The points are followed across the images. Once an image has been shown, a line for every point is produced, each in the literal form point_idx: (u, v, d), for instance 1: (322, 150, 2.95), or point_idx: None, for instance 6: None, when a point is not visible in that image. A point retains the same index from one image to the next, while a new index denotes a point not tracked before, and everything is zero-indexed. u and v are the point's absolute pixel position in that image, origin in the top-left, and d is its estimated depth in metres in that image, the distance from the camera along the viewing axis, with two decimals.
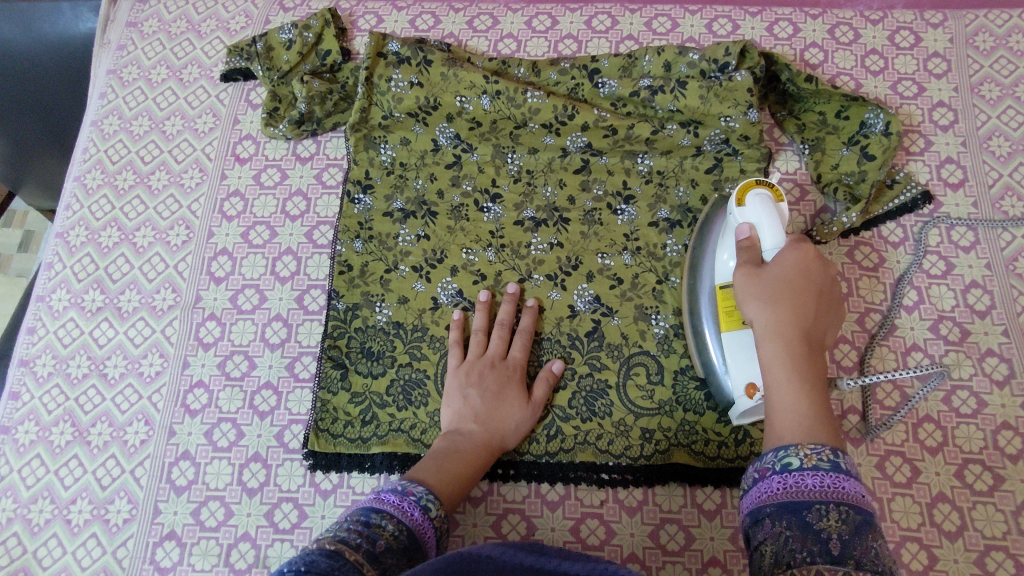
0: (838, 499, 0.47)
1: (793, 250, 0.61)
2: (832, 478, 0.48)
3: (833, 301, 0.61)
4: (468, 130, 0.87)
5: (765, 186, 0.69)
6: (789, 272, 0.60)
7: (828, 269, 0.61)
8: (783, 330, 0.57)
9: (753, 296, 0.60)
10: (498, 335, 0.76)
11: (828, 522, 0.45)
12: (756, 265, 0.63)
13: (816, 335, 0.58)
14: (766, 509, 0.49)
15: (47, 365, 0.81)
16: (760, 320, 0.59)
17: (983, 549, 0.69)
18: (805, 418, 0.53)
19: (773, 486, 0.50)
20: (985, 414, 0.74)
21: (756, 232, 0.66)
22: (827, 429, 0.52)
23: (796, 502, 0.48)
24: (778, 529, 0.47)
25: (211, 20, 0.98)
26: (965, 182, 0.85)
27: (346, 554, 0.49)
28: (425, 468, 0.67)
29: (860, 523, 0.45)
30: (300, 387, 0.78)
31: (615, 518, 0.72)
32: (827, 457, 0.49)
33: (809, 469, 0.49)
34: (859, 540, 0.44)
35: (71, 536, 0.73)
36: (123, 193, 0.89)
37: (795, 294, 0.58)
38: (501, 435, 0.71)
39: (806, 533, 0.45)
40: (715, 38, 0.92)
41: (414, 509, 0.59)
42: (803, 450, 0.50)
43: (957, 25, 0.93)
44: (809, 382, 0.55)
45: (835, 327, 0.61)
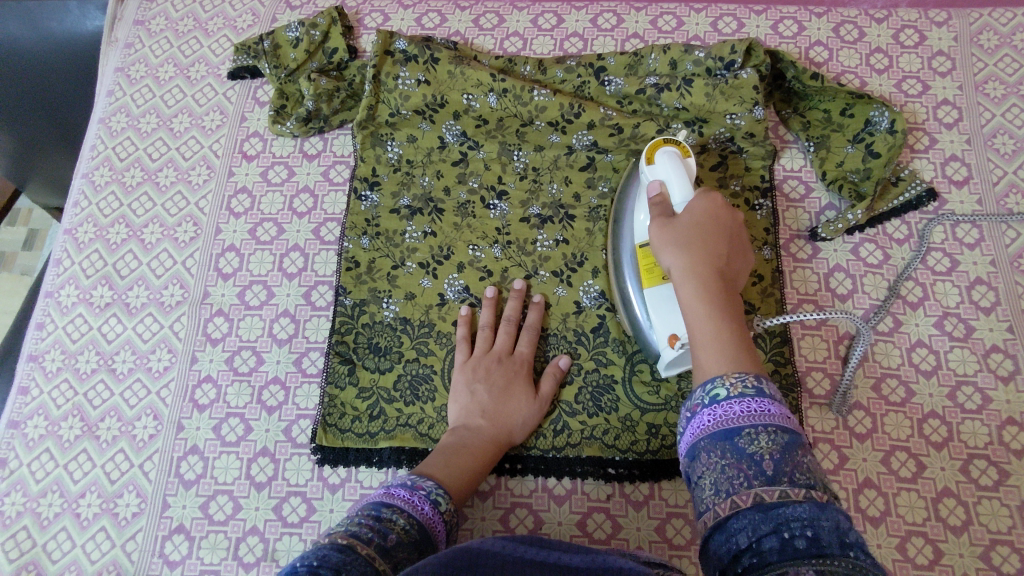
0: (765, 421, 0.46)
1: (702, 199, 0.64)
2: (758, 402, 0.47)
3: (738, 246, 0.62)
4: (475, 128, 0.87)
5: (674, 145, 0.71)
6: (699, 218, 0.62)
7: (734, 213, 0.63)
8: (698, 269, 0.57)
9: (669, 242, 0.61)
10: (505, 331, 0.77)
11: (758, 445, 0.45)
12: (667, 214, 0.64)
13: (727, 271, 0.59)
14: (701, 442, 0.48)
15: (56, 360, 0.81)
16: (677, 262, 0.59)
17: (989, 544, 0.69)
18: (727, 346, 0.52)
19: (704, 422, 0.48)
20: (990, 409, 0.75)
21: (666, 188, 0.68)
22: (751, 356, 0.52)
23: (727, 431, 0.47)
24: (715, 461, 0.46)
25: (218, 18, 0.99)
26: (969, 179, 0.85)
27: (359, 547, 0.49)
28: (432, 463, 0.67)
29: (789, 440, 0.45)
30: (308, 382, 0.79)
31: (621, 512, 0.72)
32: (752, 384, 0.48)
33: (735, 397, 0.48)
34: (791, 457, 0.44)
35: (80, 530, 0.73)
36: (131, 190, 0.90)
37: (705, 235, 0.60)
38: (509, 430, 0.72)
39: (741, 460, 0.45)
40: (720, 36, 0.93)
41: (424, 504, 0.60)
42: (728, 380, 0.49)
43: (962, 24, 0.93)
44: (727, 310, 0.55)
45: (745, 267, 0.62)
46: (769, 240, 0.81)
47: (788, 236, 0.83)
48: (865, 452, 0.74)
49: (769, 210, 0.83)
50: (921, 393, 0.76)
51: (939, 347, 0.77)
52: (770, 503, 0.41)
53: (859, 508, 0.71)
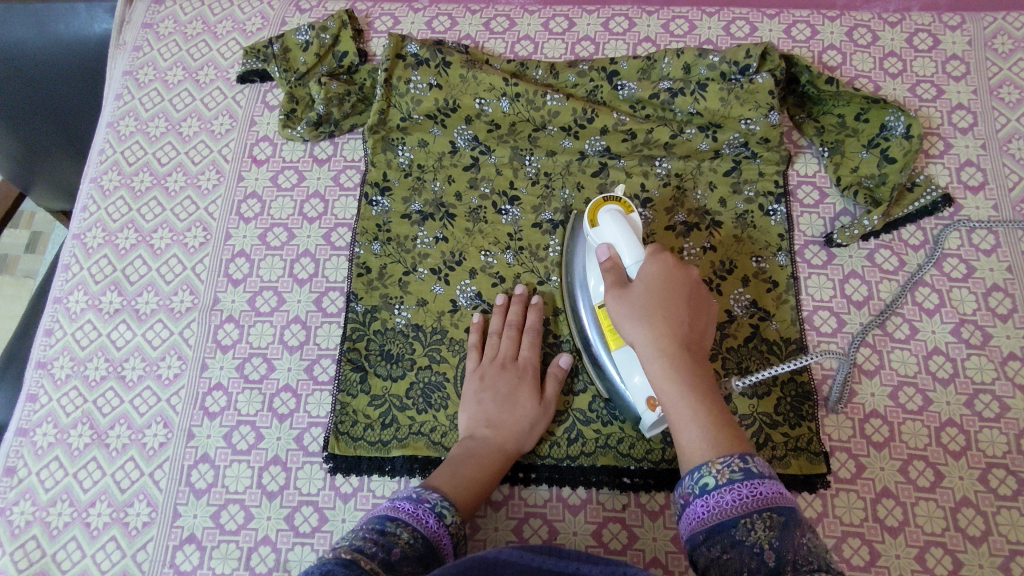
0: (759, 506, 0.47)
1: (652, 262, 0.61)
2: (749, 487, 0.48)
3: (701, 300, 0.61)
4: (486, 133, 0.87)
5: (614, 201, 0.68)
6: (654, 285, 0.59)
7: (688, 269, 0.61)
8: (666, 348, 0.56)
9: (629, 317, 0.58)
10: (508, 336, 0.76)
11: (756, 534, 0.46)
12: (620, 282, 0.61)
13: (694, 339, 0.58)
14: (699, 534, 0.49)
15: (65, 367, 0.81)
16: (642, 341, 0.57)
17: (1008, 554, 0.69)
18: (710, 435, 0.52)
19: (699, 512, 0.50)
20: (1008, 418, 0.74)
21: (615, 252, 0.63)
22: (735, 436, 0.52)
23: (722, 523, 0.48)
24: (716, 554, 0.48)
25: (228, 21, 0.98)
26: (985, 184, 0.84)
27: (362, 562, 0.49)
28: (441, 474, 0.67)
29: (785, 522, 0.46)
30: (320, 389, 0.78)
31: (637, 522, 0.72)
32: (739, 467, 0.49)
33: (725, 485, 0.49)
34: (790, 539, 0.45)
35: (91, 539, 0.73)
36: (140, 194, 0.89)
37: (665, 305, 0.58)
38: (516, 437, 0.71)
39: (742, 551, 0.46)
40: (733, 40, 0.92)
41: (429, 516, 0.59)
42: (715, 466, 0.50)
43: (976, 27, 0.92)
44: (702, 390, 0.54)
45: (709, 321, 0.61)
46: (784, 246, 0.81)
47: (802, 241, 0.83)
48: (882, 461, 0.73)
49: (784, 215, 0.82)
50: (939, 401, 0.75)
51: (955, 354, 0.77)
52: None
53: (877, 518, 0.71)
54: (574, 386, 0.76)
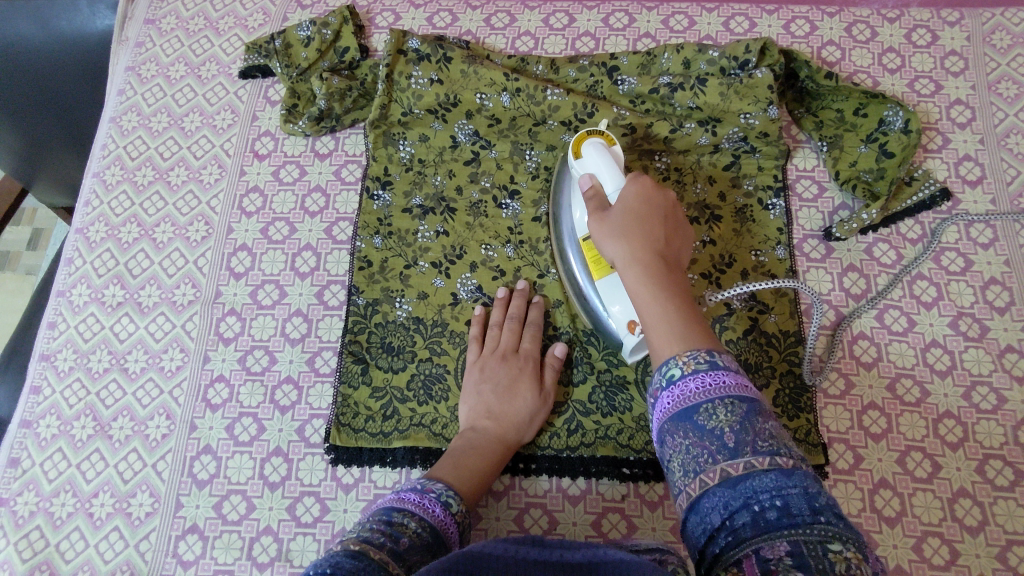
0: (721, 394, 0.46)
1: (631, 183, 0.63)
2: (712, 376, 0.47)
3: (678, 219, 0.62)
4: (487, 127, 0.87)
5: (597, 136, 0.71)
6: (631, 202, 0.61)
7: (666, 192, 0.62)
8: (640, 257, 0.56)
9: (607, 233, 0.60)
10: (510, 328, 0.77)
11: (718, 420, 0.46)
12: (601, 207, 0.64)
13: (669, 252, 0.59)
14: (665, 423, 0.49)
15: (68, 360, 0.81)
16: (618, 254, 0.58)
17: (1005, 544, 0.69)
18: (679, 326, 0.52)
19: (665, 404, 0.49)
20: (1006, 409, 0.74)
21: (597, 181, 0.67)
22: (701, 331, 0.52)
23: (685, 410, 0.47)
24: (680, 441, 0.47)
25: (229, 17, 0.99)
26: (983, 179, 0.85)
27: (371, 552, 0.49)
28: (442, 465, 0.67)
29: (747, 409, 0.46)
30: (321, 381, 0.78)
31: (637, 512, 0.72)
32: (704, 359, 0.48)
33: (690, 375, 0.48)
34: (751, 425, 0.45)
35: (94, 529, 0.73)
36: (142, 189, 0.90)
37: (641, 220, 0.59)
38: (517, 428, 0.71)
39: (704, 437, 0.46)
40: (732, 36, 0.93)
41: (435, 506, 0.60)
42: (682, 359, 0.49)
43: (974, 23, 0.93)
44: (674, 292, 0.54)
45: (688, 243, 0.62)
46: (783, 240, 0.81)
47: (801, 235, 0.83)
48: (880, 453, 0.73)
49: (782, 210, 0.82)
50: (936, 394, 0.75)
51: (953, 347, 0.77)
52: (738, 478, 0.43)
53: (874, 508, 0.71)
54: (574, 377, 0.77)
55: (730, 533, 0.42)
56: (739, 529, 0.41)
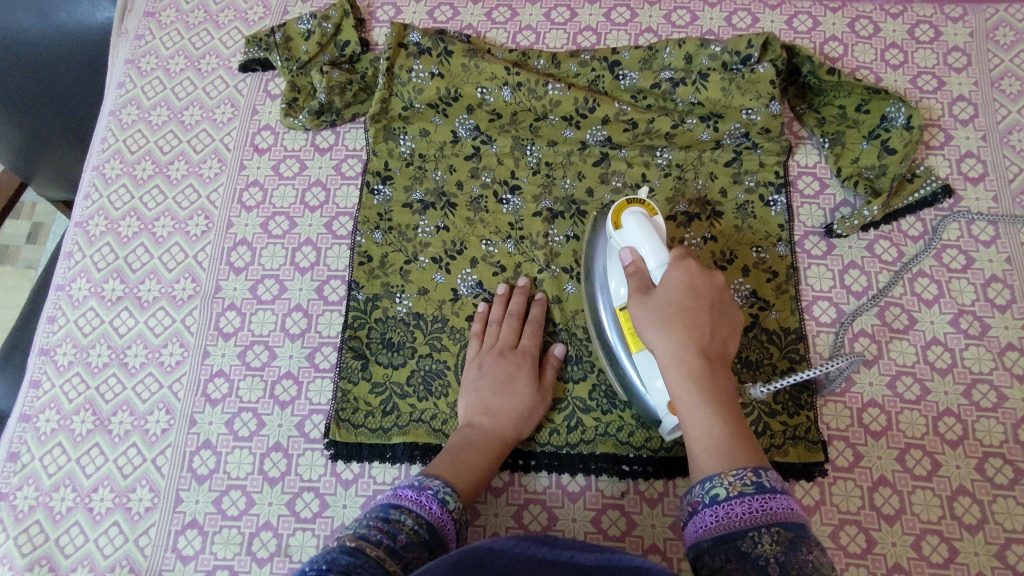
0: (768, 520, 0.49)
1: (676, 266, 0.61)
2: (758, 500, 0.50)
3: (724, 306, 0.61)
4: (488, 122, 0.87)
5: (637, 204, 0.67)
6: (675, 291, 0.60)
7: (712, 276, 0.61)
8: (685, 356, 0.57)
9: (650, 321, 0.60)
10: (508, 325, 0.76)
11: (763, 547, 0.47)
12: (644, 289, 0.62)
13: (715, 349, 0.59)
14: (704, 542, 0.50)
15: (67, 354, 0.81)
16: (663, 347, 0.58)
17: (1004, 542, 0.69)
18: (724, 442, 0.54)
19: (706, 520, 0.51)
20: (1006, 408, 0.74)
21: (638, 255, 0.64)
22: (745, 446, 0.54)
23: (728, 533, 0.49)
24: (719, 564, 0.48)
25: (229, 10, 0.98)
26: (985, 176, 0.84)
27: (368, 549, 0.50)
28: (441, 462, 0.67)
29: (793, 539, 0.47)
30: (321, 376, 0.78)
31: (636, 509, 0.72)
32: (752, 480, 0.51)
33: (736, 497, 0.51)
34: (793, 555, 0.46)
35: (93, 524, 0.73)
36: (142, 183, 0.89)
37: (688, 313, 0.59)
38: (514, 424, 0.71)
39: (746, 563, 0.47)
40: (734, 31, 0.92)
41: (432, 503, 0.59)
42: (727, 479, 0.52)
43: (978, 19, 0.92)
44: (720, 402, 0.56)
45: (733, 330, 0.62)
46: (784, 236, 0.81)
47: (802, 232, 0.83)
48: (880, 450, 0.73)
49: (784, 206, 0.82)
50: (936, 391, 0.75)
51: (954, 345, 0.77)
52: None
53: (874, 506, 0.71)
54: (573, 375, 0.77)
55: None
56: None
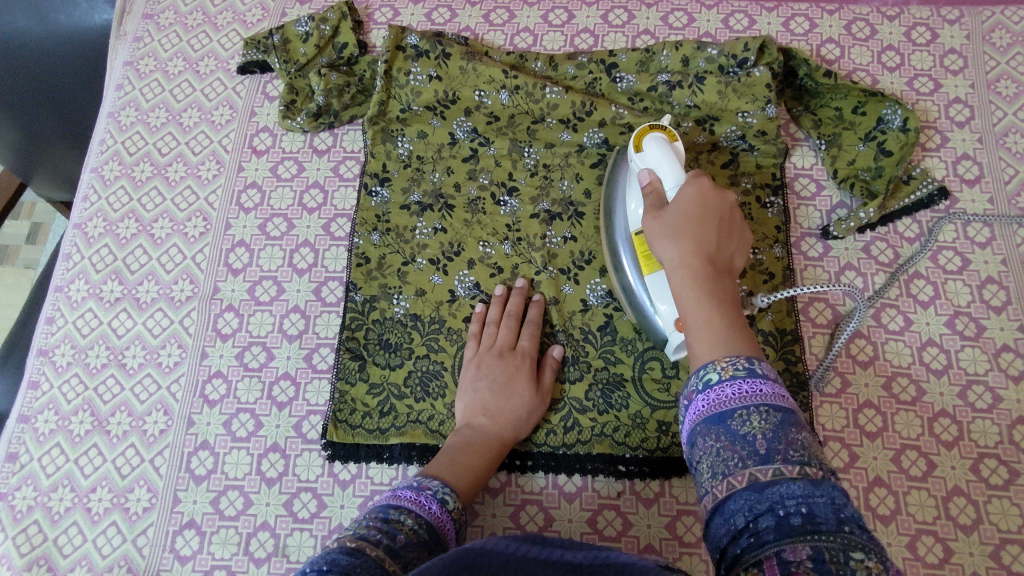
0: (757, 403, 0.47)
1: (691, 184, 0.62)
2: (749, 383, 0.48)
3: (734, 224, 0.62)
4: (486, 124, 0.87)
5: (659, 130, 0.69)
6: (687, 206, 0.61)
7: (725, 194, 0.62)
8: (690, 260, 0.57)
9: (660, 234, 0.60)
10: (506, 326, 0.77)
11: (751, 426, 0.46)
12: (658, 206, 0.64)
13: (721, 258, 0.59)
14: (698, 428, 0.49)
15: (66, 355, 0.81)
16: (670, 255, 0.59)
17: (999, 543, 0.70)
18: (720, 334, 0.53)
19: (700, 406, 0.50)
20: (1001, 409, 0.75)
21: (655, 176, 0.66)
22: (744, 341, 0.52)
23: (720, 415, 0.48)
24: (711, 444, 0.47)
25: (227, 12, 0.99)
26: (981, 177, 0.85)
27: (369, 549, 0.49)
28: (439, 463, 0.67)
29: (782, 419, 0.46)
30: (318, 377, 0.79)
31: (632, 509, 0.72)
32: (743, 367, 0.49)
33: (727, 380, 0.49)
34: (783, 435, 0.45)
35: (91, 524, 0.73)
36: (140, 184, 0.90)
37: (697, 223, 0.59)
38: (513, 425, 0.72)
39: (734, 440, 0.46)
40: (731, 33, 0.93)
41: (431, 503, 0.60)
42: (721, 364, 0.50)
43: (974, 22, 0.93)
44: (721, 302, 0.55)
45: (741, 249, 0.62)
46: (780, 238, 0.81)
47: (799, 233, 0.83)
48: (875, 451, 0.74)
49: (780, 208, 0.82)
50: (932, 393, 0.76)
51: (950, 346, 0.77)
52: (766, 482, 0.43)
53: (869, 506, 0.72)
54: (570, 375, 0.77)
55: (752, 535, 0.41)
56: (762, 531, 0.40)
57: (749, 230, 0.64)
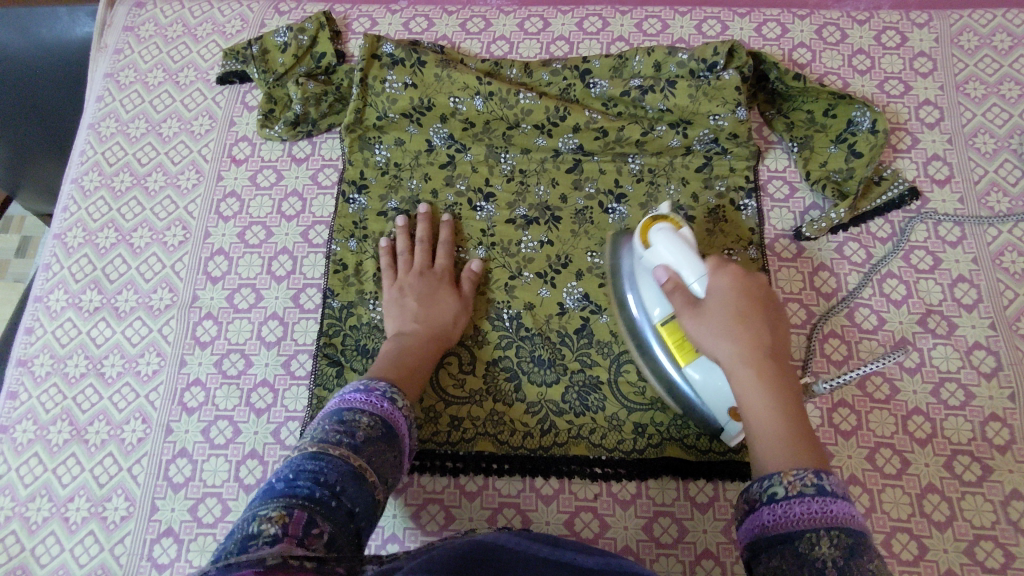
0: (829, 524, 0.46)
1: (721, 275, 0.63)
2: (820, 502, 0.47)
3: (773, 310, 0.63)
4: (462, 131, 0.88)
5: (663, 219, 0.69)
6: (726, 299, 0.62)
7: (755, 282, 0.64)
8: (747, 363, 0.59)
9: (709, 335, 0.61)
10: (421, 249, 0.81)
11: (821, 550, 0.45)
12: (692, 301, 0.63)
13: (775, 351, 0.60)
14: (761, 542, 0.49)
15: (45, 365, 0.81)
16: (725, 357, 0.60)
17: (972, 539, 0.70)
18: (795, 444, 0.54)
19: (765, 518, 0.49)
20: (973, 405, 0.75)
21: (675, 272, 0.65)
22: (817, 450, 0.54)
23: (788, 534, 0.47)
24: (776, 564, 0.47)
25: (207, 23, 1.00)
26: (951, 178, 0.86)
27: (332, 450, 0.50)
28: (382, 366, 0.69)
29: (854, 545, 0.45)
30: (297, 384, 0.79)
31: (609, 511, 0.73)
32: (812, 482, 0.49)
33: (795, 496, 0.49)
34: (857, 563, 0.44)
35: (69, 533, 0.73)
36: (120, 195, 0.90)
37: (742, 320, 0.61)
38: (443, 326, 0.76)
39: (803, 564, 0.45)
40: (704, 39, 0.94)
41: (383, 401, 0.58)
42: (787, 478, 0.50)
43: (943, 25, 0.94)
44: (786, 405, 0.57)
45: (787, 331, 0.64)
46: (755, 240, 0.82)
47: (773, 235, 0.84)
48: (850, 450, 0.74)
49: (754, 210, 0.83)
50: (906, 391, 0.76)
51: (922, 344, 0.78)
52: None
53: None
54: (548, 378, 0.77)
55: None
56: None
57: (785, 305, 0.66)
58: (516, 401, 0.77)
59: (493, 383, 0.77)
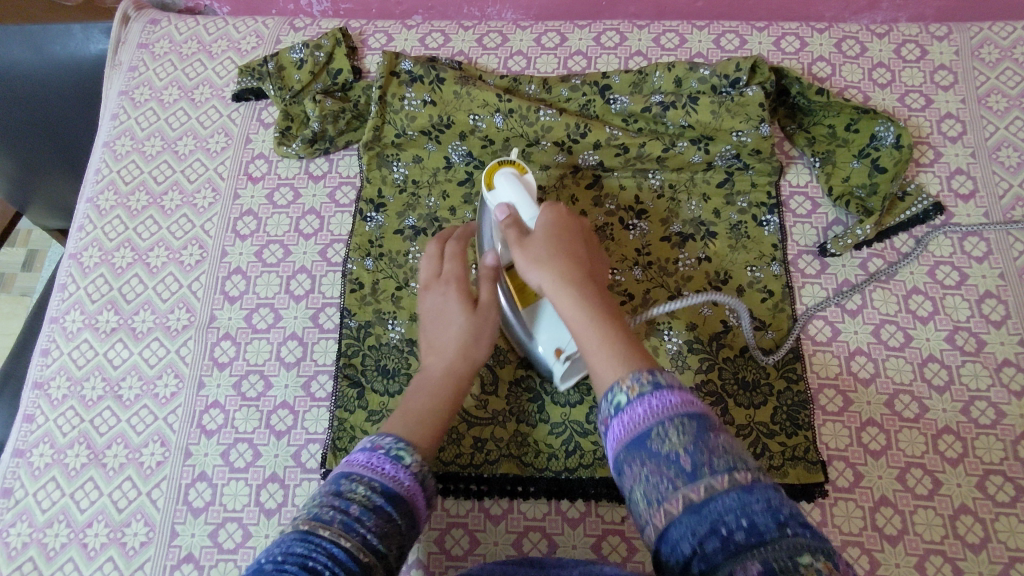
0: (671, 415, 0.45)
1: (545, 211, 0.64)
2: (658, 397, 0.46)
3: (590, 248, 0.65)
4: (481, 149, 0.87)
5: (508, 165, 0.70)
6: (546, 230, 0.62)
7: (575, 216, 0.65)
8: (568, 280, 0.57)
9: (529, 261, 0.60)
10: (436, 267, 0.71)
11: (671, 442, 0.44)
12: (520, 235, 0.63)
13: (593, 274, 0.61)
14: (619, 455, 0.47)
15: (62, 387, 0.80)
16: (545, 279, 0.58)
17: (1008, 561, 0.69)
18: (621, 348, 0.52)
19: (615, 432, 0.48)
20: (1004, 424, 0.74)
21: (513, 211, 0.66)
22: (641, 349, 0.52)
23: (638, 438, 0.46)
24: (638, 470, 0.45)
25: (222, 40, 0.99)
26: (976, 192, 0.85)
27: (321, 532, 0.46)
28: (400, 417, 0.60)
29: (696, 428, 0.45)
30: (317, 406, 0.78)
31: (636, 535, 0.71)
32: (647, 380, 0.48)
33: (636, 399, 0.47)
34: (705, 445, 0.44)
35: (87, 560, 0.72)
36: (136, 214, 0.89)
37: (561, 246, 0.60)
38: (463, 357, 0.66)
39: (658, 461, 0.44)
40: (723, 53, 0.93)
41: (386, 463, 0.53)
42: (626, 383, 0.48)
43: (963, 37, 0.93)
44: (608, 313, 0.55)
45: (600, 267, 0.65)
46: (778, 256, 0.82)
47: (796, 251, 0.83)
48: (880, 470, 0.73)
49: (777, 226, 0.83)
50: (935, 409, 0.75)
51: (950, 362, 0.77)
52: (701, 502, 0.42)
53: (876, 526, 0.71)
54: (571, 398, 0.76)
55: (701, 560, 0.40)
56: (711, 556, 0.40)
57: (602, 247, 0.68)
58: (539, 422, 0.76)
59: (516, 404, 0.77)
